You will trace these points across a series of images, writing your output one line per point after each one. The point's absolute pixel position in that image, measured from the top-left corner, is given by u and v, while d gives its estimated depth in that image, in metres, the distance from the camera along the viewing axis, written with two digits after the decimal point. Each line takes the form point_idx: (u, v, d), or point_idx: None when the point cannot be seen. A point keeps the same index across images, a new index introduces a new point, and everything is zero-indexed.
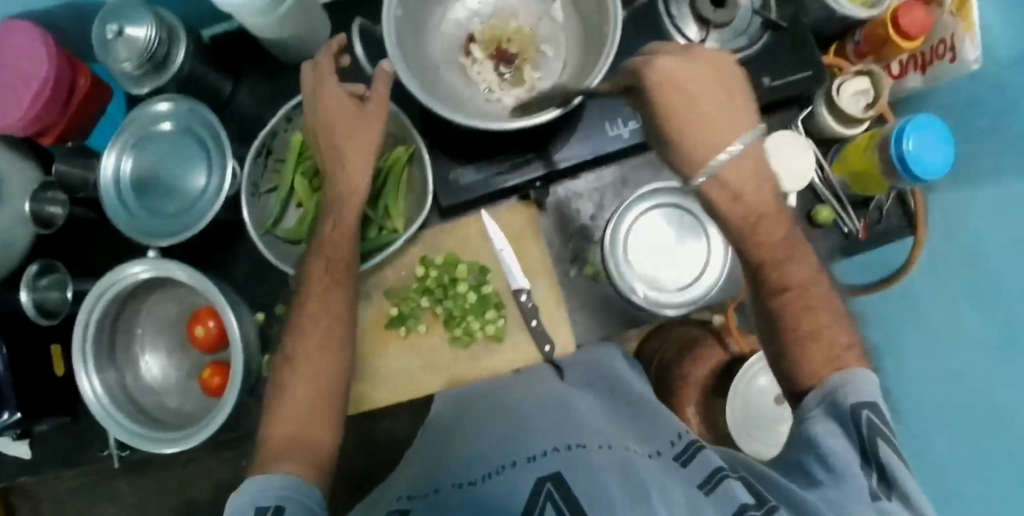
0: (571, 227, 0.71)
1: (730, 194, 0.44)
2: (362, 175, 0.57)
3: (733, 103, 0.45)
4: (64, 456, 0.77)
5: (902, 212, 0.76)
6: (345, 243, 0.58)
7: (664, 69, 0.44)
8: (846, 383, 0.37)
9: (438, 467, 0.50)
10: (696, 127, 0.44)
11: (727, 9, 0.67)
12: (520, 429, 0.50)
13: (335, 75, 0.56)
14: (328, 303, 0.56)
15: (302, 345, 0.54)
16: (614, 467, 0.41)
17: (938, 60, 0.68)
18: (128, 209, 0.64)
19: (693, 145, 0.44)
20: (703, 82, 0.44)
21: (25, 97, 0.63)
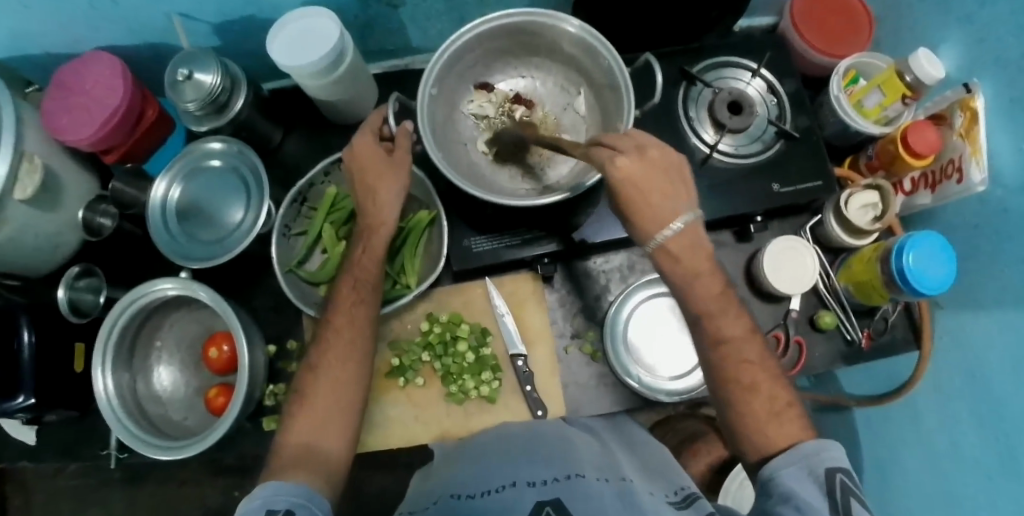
0: (574, 304, 0.74)
1: (671, 257, 0.50)
2: (391, 209, 0.56)
3: (679, 188, 0.49)
4: (65, 447, 0.78)
5: (908, 324, 0.76)
6: (374, 266, 0.57)
7: (622, 168, 0.47)
8: (820, 452, 0.43)
9: (439, 484, 0.51)
10: (646, 213, 0.48)
11: (744, 117, 0.70)
12: (515, 459, 0.50)
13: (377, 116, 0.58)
14: (353, 318, 0.55)
15: (327, 356, 0.53)
16: (612, 494, 0.42)
17: (948, 180, 0.68)
18: (169, 233, 0.69)
19: (644, 220, 0.49)
20: (650, 176, 0.47)
21: (98, 119, 0.68)
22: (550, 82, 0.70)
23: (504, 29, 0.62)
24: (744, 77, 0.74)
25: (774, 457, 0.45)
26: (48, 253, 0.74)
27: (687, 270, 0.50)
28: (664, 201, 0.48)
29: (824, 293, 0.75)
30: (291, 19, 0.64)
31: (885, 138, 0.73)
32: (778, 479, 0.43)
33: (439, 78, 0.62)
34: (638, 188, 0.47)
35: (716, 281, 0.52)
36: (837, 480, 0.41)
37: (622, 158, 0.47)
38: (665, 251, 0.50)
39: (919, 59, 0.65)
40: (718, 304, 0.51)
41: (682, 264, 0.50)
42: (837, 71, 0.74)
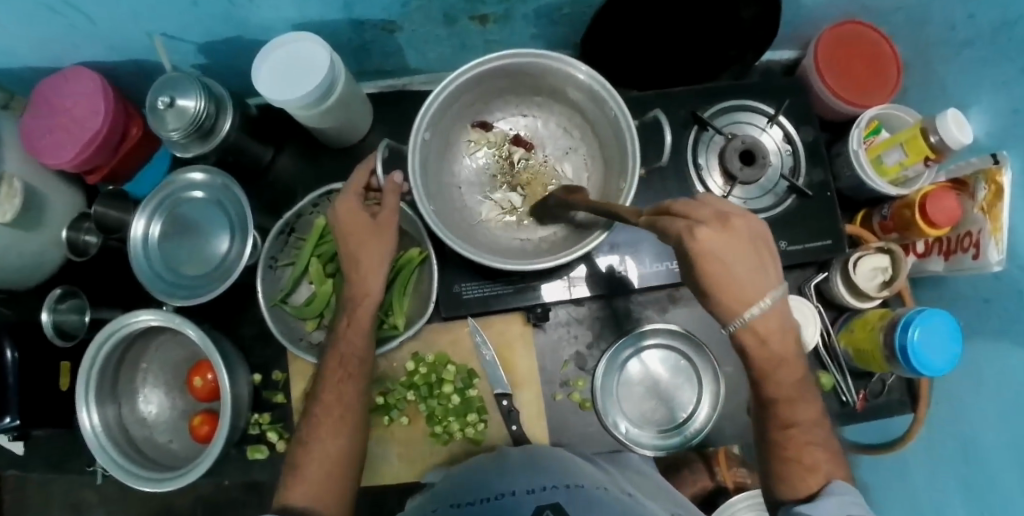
0: (564, 350, 0.71)
1: (758, 337, 0.40)
2: (377, 277, 0.55)
3: (762, 261, 0.38)
4: (53, 461, 0.81)
5: (905, 387, 0.75)
6: (361, 341, 0.56)
7: (704, 249, 0.35)
8: (844, 494, 0.43)
9: (454, 487, 0.57)
10: (727, 304, 0.38)
11: (755, 169, 0.66)
12: (518, 473, 0.56)
13: (364, 173, 0.56)
14: (342, 394, 0.55)
15: (318, 432, 0.54)
16: (610, 505, 0.49)
17: (963, 252, 0.65)
18: (154, 269, 0.69)
19: (724, 308, 0.38)
20: (736, 253, 0.36)
21: (79, 141, 0.68)
22: (553, 123, 0.67)
23: (506, 69, 0.58)
24: (760, 123, 0.71)
25: (797, 498, 0.46)
26: (33, 270, 0.75)
27: (773, 356, 0.42)
28: (744, 276, 0.37)
29: (823, 355, 0.73)
30: (280, 45, 0.60)
31: (901, 200, 0.69)
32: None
33: (433, 119, 0.58)
34: (718, 263, 0.36)
35: (800, 367, 0.44)
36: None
37: (700, 227, 0.35)
38: (752, 332, 0.40)
39: (946, 119, 0.61)
40: (798, 391, 0.45)
41: (768, 345, 0.41)
42: (859, 123, 0.70)
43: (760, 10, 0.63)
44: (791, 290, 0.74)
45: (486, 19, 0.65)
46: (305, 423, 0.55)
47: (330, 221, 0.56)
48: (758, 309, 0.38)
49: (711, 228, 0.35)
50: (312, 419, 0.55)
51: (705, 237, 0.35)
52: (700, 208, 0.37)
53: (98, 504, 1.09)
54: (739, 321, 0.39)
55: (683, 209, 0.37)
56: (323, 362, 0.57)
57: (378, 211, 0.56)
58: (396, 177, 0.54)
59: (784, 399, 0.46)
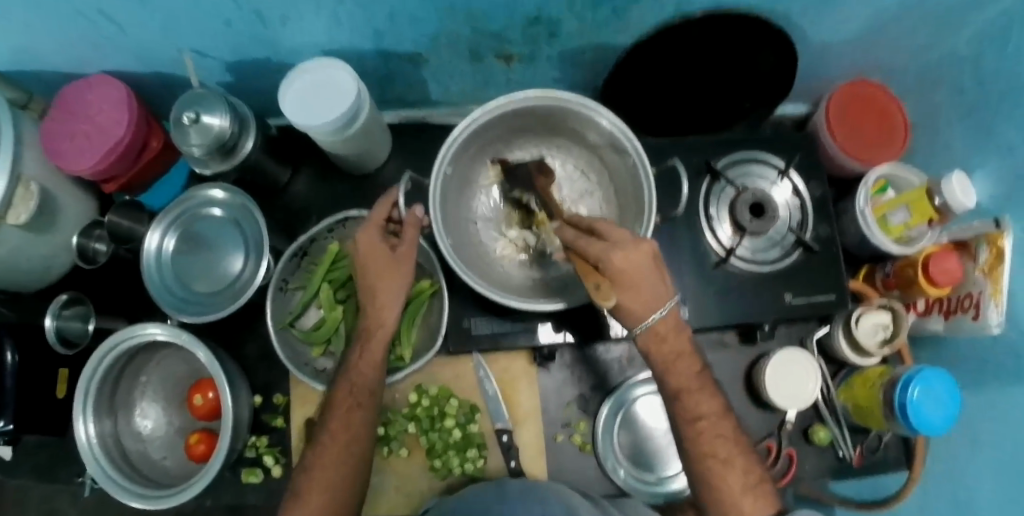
0: (568, 390, 0.72)
1: (657, 338, 0.48)
2: (393, 308, 0.55)
3: (662, 279, 0.46)
4: (40, 470, 0.80)
5: (902, 444, 0.75)
6: (373, 373, 0.56)
7: (616, 266, 0.43)
8: None
9: (450, 508, 0.57)
10: (630, 311, 0.46)
11: (764, 221, 0.68)
12: (515, 501, 0.55)
13: (385, 206, 0.57)
14: (349, 424, 0.54)
15: (321, 460, 0.54)
16: None
17: (962, 313, 0.67)
18: (165, 283, 0.69)
19: (628, 315, 0.46)
20: (639, 271, 0.44)
21: (100, 150, 0.68)
22: (570, 164, 0.68)
23: (528, 111, 0.60)
24: (771, 176, 0.72)
25: None
26: (39, 275, 0.76)
27: (672, 351, 0.49)
28: (645, 285, 0.45)
29: (822, 408, 0.74)
30: (309, 70, 0.61)
31: (904, 260, 0.71)
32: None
33: (455, 156, 0.59)
34: (626, 272, 0.44)
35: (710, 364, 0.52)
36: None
37: (612, 251, 0.43)
38: (653, 333, 0.48)
39: (950, 181, 0.64)
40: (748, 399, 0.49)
41: (667, 345, 0.49)
42: (866, 182, 0.72)
43: (776, 61, 0.64)
44: (793, 341, 0.76)
45: (512, 58, 0.67)
46: (307, 452, 0.55)
47: (351, 251, 0.56)
48: (652, 317, 0.46)
49: (622, 250, 0.43)
50: (315, 446, 0.55)
51: (616, 259, 0.43)
52: (620, 233, 0.45)
53: None
54: (642, 325, 0.47)
55: (605, 235, 0.45)
56: (333, 390, 0.56)
57: (397, 243, 0.56)
58: (416, 211, 0.55)
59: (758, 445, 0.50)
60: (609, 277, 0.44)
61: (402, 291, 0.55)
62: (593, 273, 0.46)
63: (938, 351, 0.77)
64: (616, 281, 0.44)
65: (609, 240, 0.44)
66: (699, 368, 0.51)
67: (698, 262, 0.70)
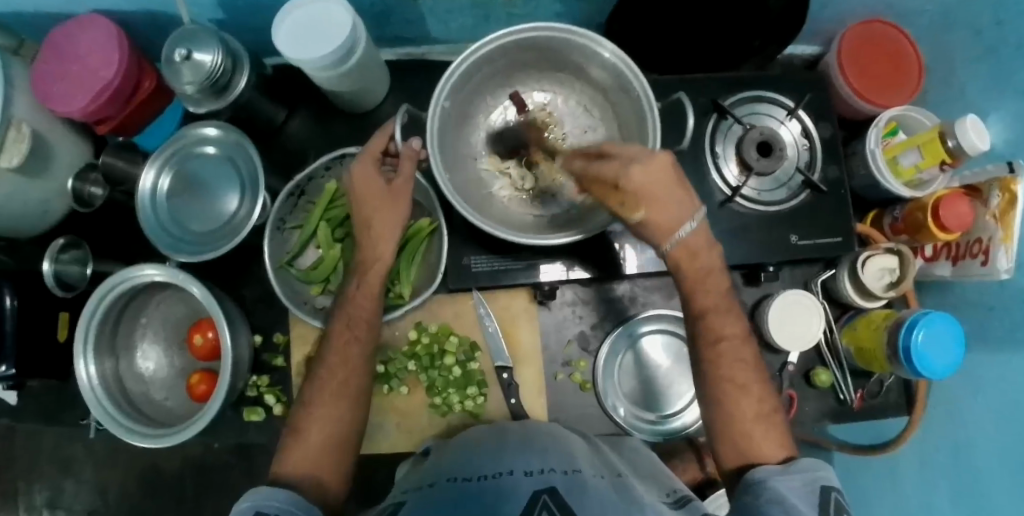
0: (568, 330, 0.71)
1: (689, 252, 0.48)
2: (390, 242, 0.55)
3: (684, 189, 0.45)
4: (46, 413, 0.80)
5: (903, 389, 0.75)
6: (370, 305, 0.56)
7: (637, 181, 0.43)
8: (816, 470, 0.42)
9: (452, 462, 0.50)
10: (658, 228, 0.46)
11: (772, 160, 0.66)
12: (524, 450, 0.48)
13: (382, 138, 0.55)
14: (346, 357, 0.55)
15: (318, 394, 0.54)
16: (612, 489, 0.42)
17: (971, 258, 0.65)
18: (161, 223, 0.68)
19: (657, 229, 0.46)
20: (663, 183, 0.44)
21: (92, 89, 0.67)
22: (573, 100, 0.66)
23: (529, 42, 0.57)
24: (779, 115, 0.70)
25: (758, 465, 0.45)
26: (36, 220, 0.75)
27: (703, 268, 0.49)
28: (668, 198, 0.44)
29: (824, 350, 0.74)
30: (305, 2, 0.59)
31: (914, 202, 0.70)
32: (769, 481, 0.42)
33: (455, 87, 0.57)
34: (650, 189, 0.43)
35: (726, 298, 0.51)
36: (832, 499, 0.40)
37: (631, 166, 0.43)
38: (683, 247, 0.48)
39: (965, 126, 0.61)
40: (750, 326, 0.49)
41: (699, 260, 0.49)
42: (878, 122, 0.70)
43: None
44: (797, 284, 0.75)
45: None
46: (308, 387, 0.55)
47: (346, 186, 0.55)
48: (683, 228, 0.46)
49: (642, 163, 0.43)
50: (316, 379, 0.55)
51: (637, 173, 0.42)
52: (631, 149, 0.44)
53: (86, 458, 1.10)
54: (673, 240, 0.47)
55: (619, 153, 0.44)
56: (330, 325, 0.57)
57: (393, 177, 0.55)
58: (415, 143, 0.52)
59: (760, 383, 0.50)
60: (635, 201, 0.44)
61: (399, 224, 0.54)
62: (615, 194, 0.45)
63: (942, 297, 0.76)
64: (644, 203, 0.44)
65: (625, 158, 0.44)
66: (711, 292, 0.50)
67: (703, 201, 0.69)
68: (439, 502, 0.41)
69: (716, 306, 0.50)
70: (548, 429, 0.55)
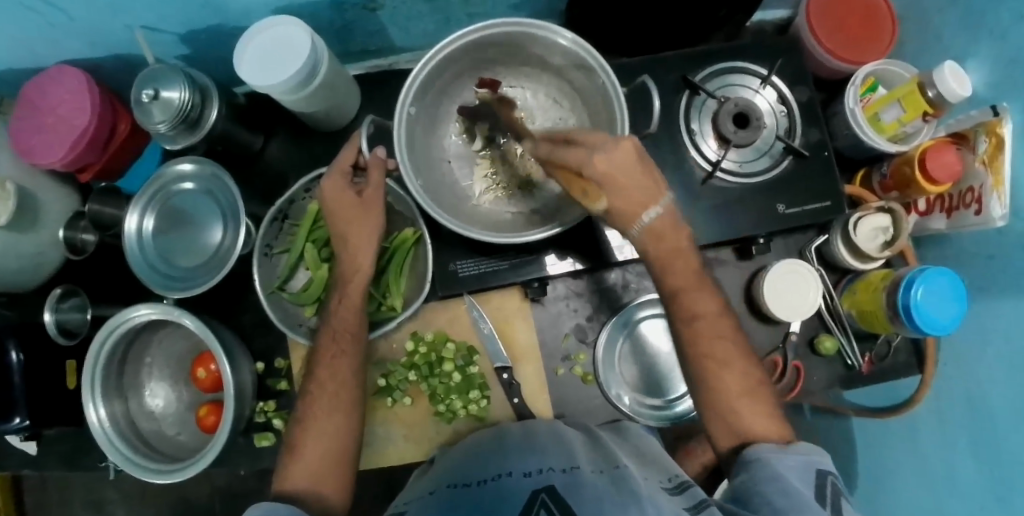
0: (565, 324, 0.71)
1: (656, 236, 0.49)
2: (365, 254, 0.57)
3: (649, 176, 0.45)
4: (65, 460, 0.81)
5: (911, 348, 0.74)
6: (354, 317, 0.58)
7: (601, 169, 0.43)
8: (812, 455, 0.43)
9: (454, 468, 0.50)
10: (623, 214, 0.46)
11: (750, 131, 0.65)
12: (519, 450, 0.49)
13: (351, 152, 0.57)
14: (336, 371, 0.57)
15: (314, 411, 0.55)
16: (609, 482, 0.42)
17: (965, 208, 0.64)
18: (150, 262, 0.69)
19: (622, 217, 0.47)
20: (627, 170, 0.44)
21: (69, 139, 0.68)
22: (542, 94, 0.66)
23: (490, 40, 0.57)
24: (754, 84, 0.69)
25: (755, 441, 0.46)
26: (33, 273, 0.76)
27: (672, 249, 0.50)
28: (633, 185, 0.45)
29: (827, 318, 0.72)
30: (265, 27, 0.59)
31: (901, 157, 0.68)
32: (765, 460, 0.43)
33: (419, 94, 0.57)
34: (611, 173, 0.44)
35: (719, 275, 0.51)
36: (828, 483, 0.41)
37: (592, 153, 0.43)
38: (650, 232, 0.48)
39: (942, 72, 0.60)
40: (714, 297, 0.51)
41: (667, 243, 0.49)
42: (855, 80, 0.69)
43: None
44: (792, 253, 0.74)
45: None
46: (307, 409, 0.55)
47: (319, 201, 0.58)
48: (649, 212, 0.46)
49: (606, 150, 0.43)
50: (315, 399, 0.56)
51: (600, 162, 0.43)
52: (596, 137, 0.45)
53: (117, 498, 1.12)
54: (637, 225, 0.47)
55: (583, 141, 0.45)
56: (317, 343, 0.59)
57: (363, 188, 0.57)
58: (379, 152, 0.56)
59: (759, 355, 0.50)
60: (595, 188, 0.45)
61: (374, 233, 0.57)
62: (578, 181, 0.46)
63: (943, 248, 0.74)
64: (603, 190, 0.45)
65: (586, 145, 0.44)
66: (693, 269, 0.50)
67: (686, 180, 0.68)
68: (438, 508, 0.42)
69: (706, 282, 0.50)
70: (544, 428, 0.56)
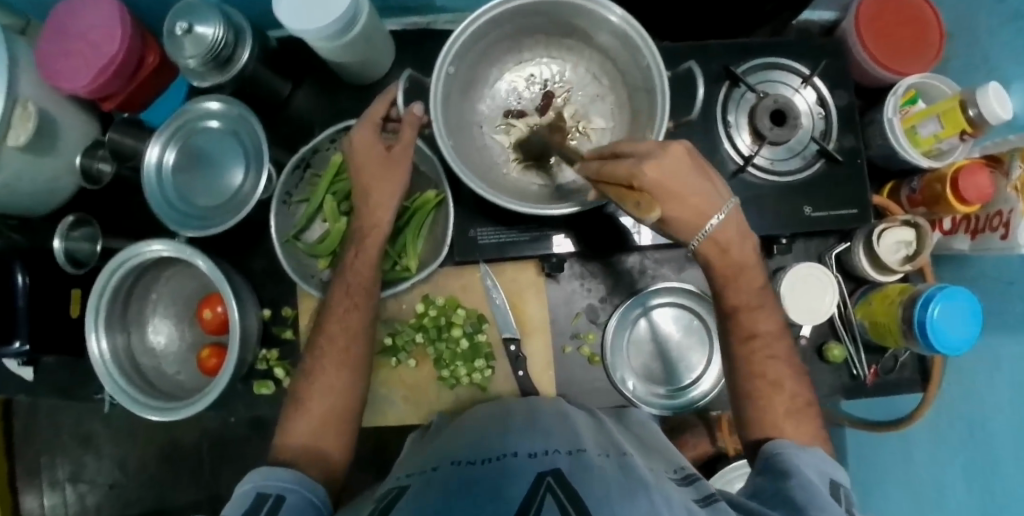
0: (577, 303, 0.70)
1: (719, 248, 0.49)
2: (386, 212, 0.58)
3: (706, 178, 0.45)
4: (61, 389, 0.81)
5: (918, 366, 0.74)
6: (371, 271, 0.58)
7: (656, 179, 0.42)
8: (828, 463, 0.44)
9: (455, 445, 0.49)
10: (684, 223, 0.46)
11: (786, 129, 0.64)
12: (523, 432, 0.48)
13: (384, 103, 0.56)
14: (349, 323, 0.57)
15: (322, 360, 0.55)
16: (615, 468, 0.41)
17: (990, 232, 0.63)
18: (167, 197, 0.68)
19: (683, 226, 0.46)
20: (682, 174, 0.43)
21: (95, 66, 0.66)
22: (582, 68, 0.65)
23: (538, 6, 0.56)
24: (794, 83, 0.68)
25: (777, 439, 0.48)
26: (45, 197, 0.75)
27: (733, 262, 0.49)
28: (688, 190, 0.44)
29: (838, 325, 0.72)
30: None
31: (933, 174, 0.67)
32: (785, 456, 0.44)
33: (460, 54, 0.56)
34: (672, 180, 0.43)
35: (749, 263, 0.51)
36: (841, 490, 0.42)
37: (646, 162, 0.42)
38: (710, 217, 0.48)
39: (987, 93, 0.59)
40: (732, 286, 0.51)
41: (728, 252, 0.49)
42: (896, 90, 0.68)
43: None
44: (811, 257, 0.74)
45: None
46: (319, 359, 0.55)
47: (347, 152, 0.58)
48: (713, 219, 0.46)
49: (659, 158, 0.42)
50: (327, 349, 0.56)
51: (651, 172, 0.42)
52: (645, 146, 0.44)
53: (107, 435, 1.13)
54: (700, 236, 0.47)
55: (633, 152, 0.44)
56: (331, 294, 0.58)
57: (392, 143, 0.57)
58: (414, 109, 0.54)
59: (767, 332, 0.52)
60: (653, 201, 0.43)
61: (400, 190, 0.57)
62: (631, 194, 0.44)
63: (961, 270, 0.74)
64: (660, 200, 0.43)
65: (637, 153, 0.43)
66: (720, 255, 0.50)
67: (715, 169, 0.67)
68: (444, 484, 0.41)
69: (736, 264, 0.50)
70: (546, 408, 0.55)
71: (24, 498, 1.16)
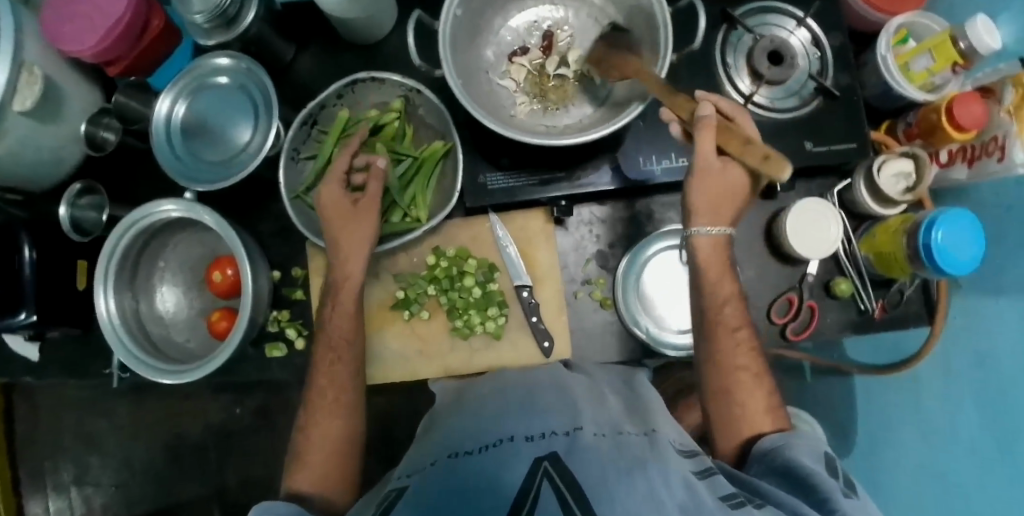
0: (588, 249, 0.71)
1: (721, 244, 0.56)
2: (356, 262, 0.60)
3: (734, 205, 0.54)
4: (66, 366, 0.80)
5: (923, 302, 0.74)
6: None
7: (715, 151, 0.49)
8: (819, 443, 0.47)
9: (452, 435, 0.49)
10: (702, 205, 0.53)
11: (783, 68, 0.66)
12: (519, 416, 0.48)
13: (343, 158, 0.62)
14: None
15: None
16: (609, 444, 0.42)
17: (987, 157, 0.64)
18: (176, 149, 0.69)
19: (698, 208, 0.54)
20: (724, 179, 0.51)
21: (99, 29, 0.67)
22: (585, 14, 0.66)
23: None
24: (788, 26, 0.71)
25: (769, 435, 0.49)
26: (50, 167, 0.75)
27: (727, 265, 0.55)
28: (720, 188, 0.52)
29: (844, 261, 0.73)
30: None
31: (928, 105, 0.69)
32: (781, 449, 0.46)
33: None
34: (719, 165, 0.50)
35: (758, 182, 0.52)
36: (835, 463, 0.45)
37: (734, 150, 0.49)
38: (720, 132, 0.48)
39: (975, 22, 0.63)
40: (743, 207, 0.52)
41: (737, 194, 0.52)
42: (887, 29, 0.70)
43: None
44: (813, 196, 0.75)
45: None
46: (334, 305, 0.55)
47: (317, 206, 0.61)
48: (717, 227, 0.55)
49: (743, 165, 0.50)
50: None
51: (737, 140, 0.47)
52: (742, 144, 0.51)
53: (110, 431, 1.12)
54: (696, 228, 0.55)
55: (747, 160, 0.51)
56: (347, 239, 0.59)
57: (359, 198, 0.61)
58: (378, 162, 0.60)
59: None
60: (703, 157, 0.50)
61: (367, 235, 0.60)
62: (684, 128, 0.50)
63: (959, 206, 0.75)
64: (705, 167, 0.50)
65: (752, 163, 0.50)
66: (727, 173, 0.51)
67: None
68: (443, 478, 0.41)
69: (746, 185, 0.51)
70: (545, 385, 0.56)
71: (26, 503, 1.13)
